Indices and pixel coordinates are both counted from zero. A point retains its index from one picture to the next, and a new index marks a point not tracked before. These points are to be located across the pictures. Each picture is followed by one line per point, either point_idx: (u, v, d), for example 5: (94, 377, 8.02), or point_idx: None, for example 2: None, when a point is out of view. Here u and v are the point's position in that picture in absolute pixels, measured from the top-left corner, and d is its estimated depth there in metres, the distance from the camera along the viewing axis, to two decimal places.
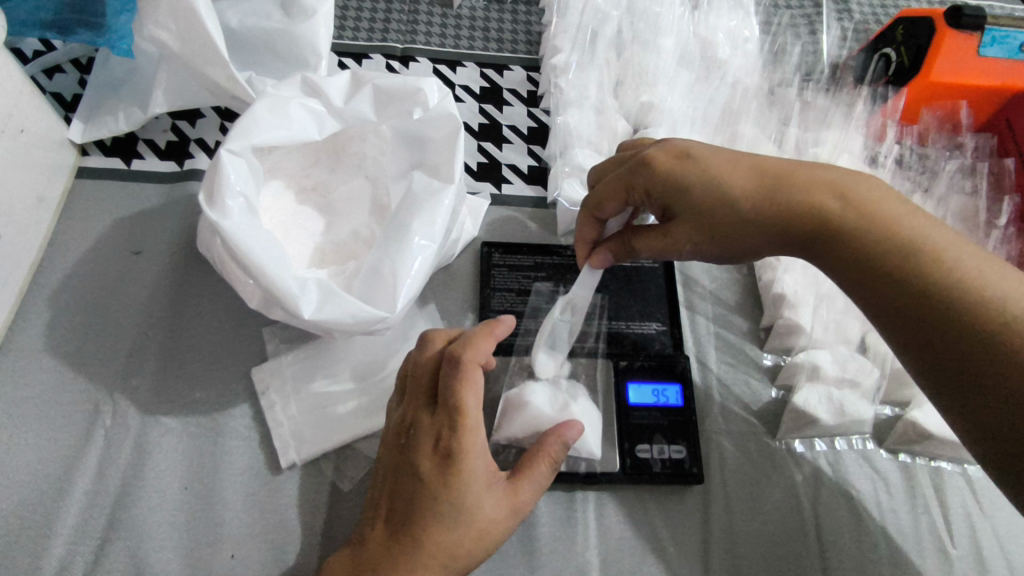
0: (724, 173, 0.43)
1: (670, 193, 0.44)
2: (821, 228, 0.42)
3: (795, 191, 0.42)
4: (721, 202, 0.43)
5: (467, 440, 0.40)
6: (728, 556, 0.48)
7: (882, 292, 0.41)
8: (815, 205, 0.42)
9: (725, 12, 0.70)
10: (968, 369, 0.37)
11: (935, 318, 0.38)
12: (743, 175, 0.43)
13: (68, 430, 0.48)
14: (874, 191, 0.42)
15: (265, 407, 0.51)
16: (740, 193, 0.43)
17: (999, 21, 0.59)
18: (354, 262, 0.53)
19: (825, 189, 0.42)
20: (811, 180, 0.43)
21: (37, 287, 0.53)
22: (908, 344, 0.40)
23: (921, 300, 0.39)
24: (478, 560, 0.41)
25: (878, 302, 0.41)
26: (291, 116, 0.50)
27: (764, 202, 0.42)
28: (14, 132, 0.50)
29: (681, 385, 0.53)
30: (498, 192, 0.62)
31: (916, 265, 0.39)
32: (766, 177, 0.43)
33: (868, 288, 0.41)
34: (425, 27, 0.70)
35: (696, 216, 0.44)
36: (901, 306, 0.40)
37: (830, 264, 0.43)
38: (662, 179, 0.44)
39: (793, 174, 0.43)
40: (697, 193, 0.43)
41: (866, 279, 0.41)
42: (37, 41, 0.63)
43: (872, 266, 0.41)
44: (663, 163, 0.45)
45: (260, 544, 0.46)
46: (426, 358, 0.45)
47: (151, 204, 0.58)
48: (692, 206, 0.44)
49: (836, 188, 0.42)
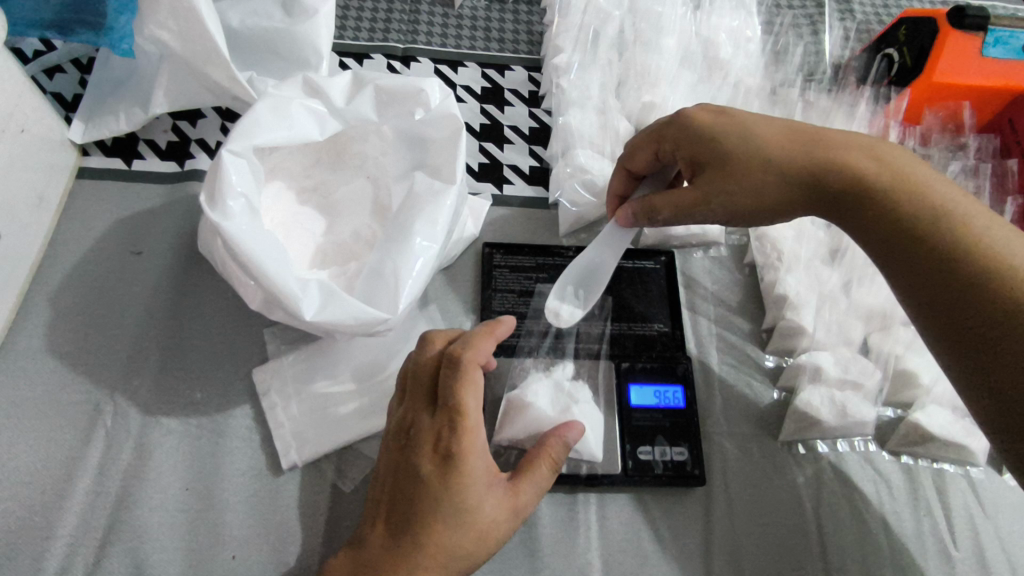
0: (760, 130, 0.44)
1: (703, 147, 0.45)
2: (851, 187, 0.43)
3: (826, 151, 0.43)
4: (754, 156, 0.43)
5: (467, 441, 0.40)
6: (730, 558, 0.48)
7: (904, 254, 0.41)
8: (846, 165, 0.43)
9: (727, 12, 0.70)
10: (987, 331, 0.38)
11: (955, 281, 0.39)
12: (778, 133, 0.44)
13: (68, 431, 0.48)
14: (902, 158, 0.43)
15: (266, 408, 0.50)
16: (773, 149, 0.44)
17: (1002, 21, 0.59)
18: (356, 263, 0.53)
19: (855, 151, 0.43)
20: (843, 143, 0.44)
21: (38, 287, 0.53)
22: (926, 307, 0.41)
23: (943, 262, 0.40)
24: (479, 560, 0.41)
25: (899, 264, 0.42)
26: (292, 116, 0.49)
27: (796, 160, 0.43)
28: (15, 132, 0.50)
29: (683, 386, 0.53)
30: (499, 192, 0.62)
31: (939, 227, 0.40)
32: (799, 136, 0.44)
33: (890, 251, 0.42)
34: (426, 27, 0.69)
35: (729, 169, 0.44)
36: (922, 267, 0.41)
37: (854, 226, 0.44)
38: (697, 132, 0.45)
39: (825, 136, 0.44)
40: (731, 145, 0.44)
41: (889, 240, 0.42)
42: (38, 41, 0.62)
43: (898, 227, 0.41)
44: (700, 117, 0.46)
45: (261, 545, 0.46)
46: (425, 359, 0.45)
47: (152, 204, 0.58)
48: (725, 159, 0.44)
49: (866, 152, 0.43)
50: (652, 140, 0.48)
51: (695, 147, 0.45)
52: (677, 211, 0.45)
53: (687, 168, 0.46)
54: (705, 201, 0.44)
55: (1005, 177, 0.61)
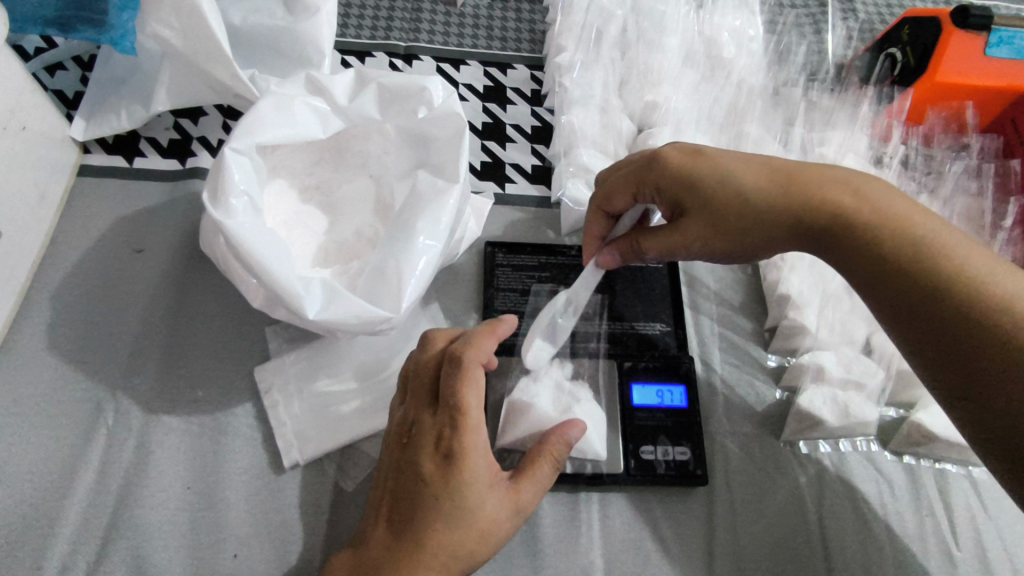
0: (735, 170, 0.44)
1: (679, 189, 0.45)
2: (832, 226, 0.42)
3: (804, 189, 0.43)
4: (730, 199, 0.44)
5: (468, 441, 0.40)
6: (733, 559, 0.48)
7: (891, 292, 0.40)
8: (825, 204, 0.42)
9: (730, 11, 0.70)
10: (976, 369, 0.37)
11: (943, 319, 0.38)
12: (752, 172, 0.44)
13: (69, 429, 0.48)
14: (885, 192, 0.42)
15: (268, 406, 0.50)
16: (749, 189, 0.43)
17: (1006, 21, 0.59)
18: (358, 262, 0.53)
19: (834, 187, 0.42)
20: (823, 179, 0.43)
21: (39, 285, 0.53)
22: (916, 345, 0.40)
23: (928, 300, 0.39)
24: (481, 560, 0.41)
25: (887, 303, 0.41)
26: (295, 114, 0.49)
27: (774, 200, 0.43)
28: (16, 129, 0.50)
29: (686, 385, 0.53)
30: (502, 191, 0.62)
31: (927, 265, 0.39)
32: (776, 175, 0.44)
33: (875, 289, 0.41)
34: (428, 25, 0.69)
35: (705, 212, 0.44)
36: (908, 304, 0.40)
37: (840, 263, 0.43)
38: (674, 176, 0.45)
39: (803, 173, 0.43)
40: (706, 189, 0.44)
41: (875, 278, 0.41)
42: (39, 38, 0.62)
43: (881, 266, 0.41)
44: (674, 159, 0.46)
45: (263, 544, 0.46)
46: (427, 357, 0.45)
47: (153, 202, 0.58)
48: (701, 202, 0.44)
49: (844, 186, 0.43)
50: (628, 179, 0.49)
51: (671, 189, 0.46)
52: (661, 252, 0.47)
53: (665, 209, 0.47)
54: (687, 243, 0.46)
55: (1008, 177, 0.61)
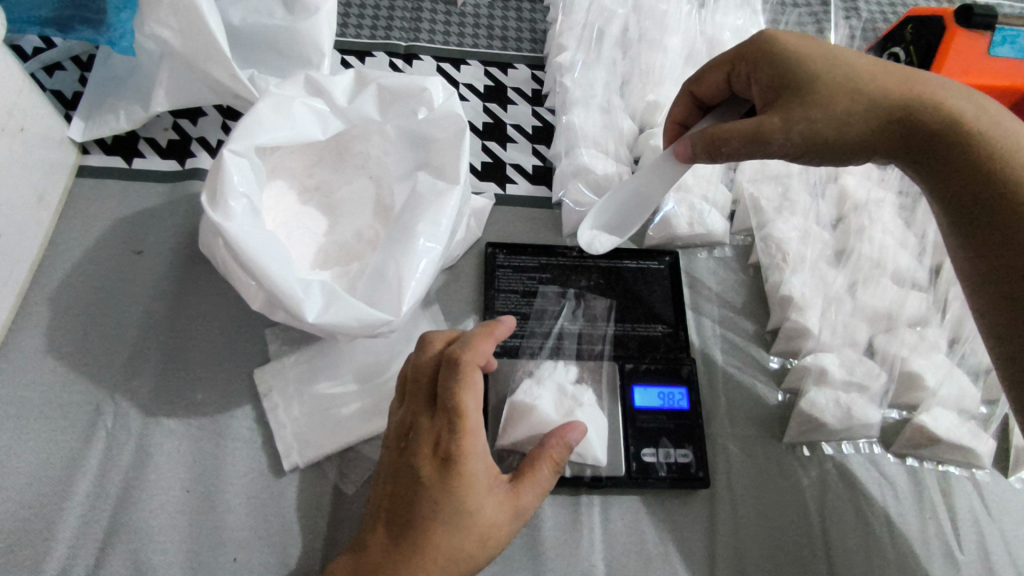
0: (846, 59, 0.45)
1: (786, 70, 0.45)
2: (935, 123, 0.43)
3: (912, 87, 0.44)
4: (838, 82, 0.44)
5: (467, 444, 0.40)
6: (735, 560, 0.48)
7: (972, 196, 0.42)
8: (930, 103, 0.43)
9: (732, 10, 0.70)
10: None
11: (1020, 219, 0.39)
12: (863, 62, 0.45)
13: (68, 432, 0.48)
14: (987, 106, 0.44)
15: (268, 408, 0.50)
16: (857, 76, 0.44)
17: (1011, 21, 0.59)
18: (358, 263, 0.53)
19: (940, 91, 0.44)
20: (930, 84, 0.44)
21: (38, 286, 0.53)
22: (982, 250, 0.41)
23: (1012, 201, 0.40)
24: (481, 563, 0.40)
25: (966, 206, 0.42)
26: (293, 116, 0.49)
27: (881, 92, 0.44)
28: (14, 130, 0.49)
29: (687, 387, 0.53)
30: (503, 192, 0.61)
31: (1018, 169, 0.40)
32: (885, 71, 0.45)
33: (959, 192, 0.42)
34: (429, 24, 0.69)
35: (811, 91, 0.44)
36: (991, 205, 0.41)
37: (926, 169, 0.44)
38: (782, 56, 0.46)
39: (912, 76, 0.45)
40: (814, 71, 0.45)
41: (958, 182, 0.42)
42: (37, 38, 0.62)
43: (971, 168, 0.42)
44: (788, 42, 0.46)
45: (263, 547, 0.46)
46: (425, 359, 0.44)
47: (152, 203, 0.57)
48: (807, 83, 0.44)
49: (945, 90, 0.44)
50: (728, 63, 0.49)
51: (777, 68, 0.46)
52: (746, 137, 0.44)
53: (763, 93, 0.47)
54: (784, 125, 0.44)
55: None
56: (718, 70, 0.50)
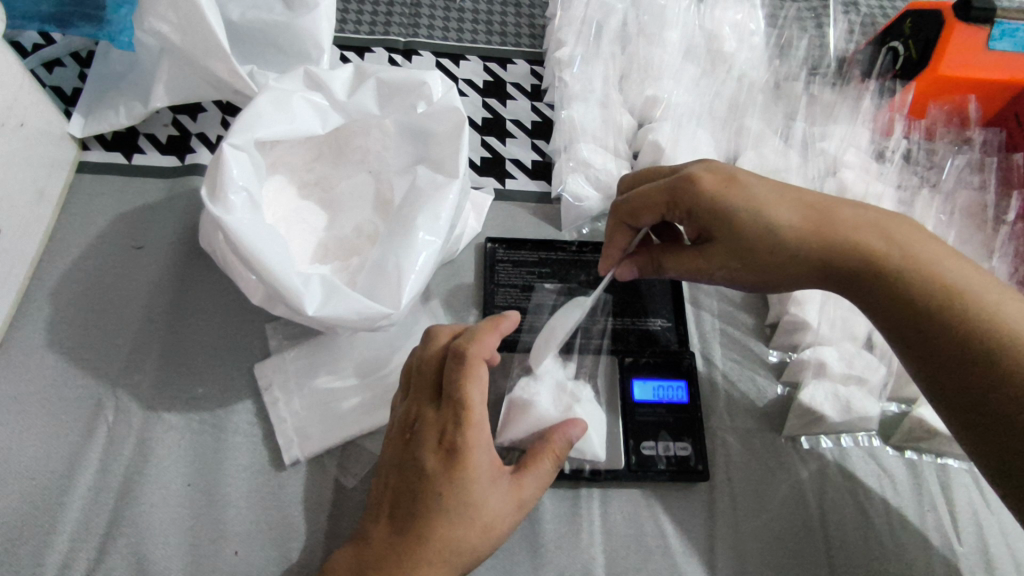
0: (770, 205, 0.43)
1: (710, 217, 0.44)
2: (862, 271, 0.42)
3: (840, 234, 0.42)
4: (760, 231, 0.43)
5: (471, 436, 0.40)
6: (734, 554, 0.48)
7: (916, 334, 0.40)
8: (854, 248, 0.42)
9: (731, 5, 0.70)
10: (998, 418, 0.36)
11: (968, 363, 0.38)
12: (790, 207, 0.43)
13: (70, 427, 0.48)
14: (915, 238, 0.42)
15: (269, 403, 0.50)
16: (784, 226, 0.43)
17: (1009, 14, 0.58)
18: (358, 258, 0.53)
19: (864, 232, 0.42)
20: (852, 222, 0.42)
21: (39, 282, 0.53)
22: (941, 388, 0.39)
23: (955, 343, 0.38)
24: (482, 556, 0.41)
25: (910, 342, 0.41)
26: (293, 110, 0.49)
27: (805, 239, 0.42)
28: (14, 126, 0.49)
29: (686, 381, 0.53)
30: (502, 187, 0.61)
31: (957, 308, 0.39)
32: (814, 216, 0.43)
33: (901, 329, 0.41)
34: (428, 20, 0.69)
35: (735, 242, 0.44)
36: (933, 345, 0.39)
37: (864, 303, 0.43)
38: (707, 204, 0.44)
39: (833, 215, 0.43)
40: (741, 223, 0.43)
41: (900, 320, 0.41)
42: (37, 34, 0.62)
43: (909, 309, 0.40)
44: (707, 185, 0.44)
45: (264, 541, 0.46)
46: (430, 353, 0.44)
47: (153, 199, 0.57)
48: (732, 231, 0.43)
49: (873, 230, 0.42)
50: (662, 203, 0.46)
51: (699, 215, 0.44)
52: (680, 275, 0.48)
53: (694, 233, 0.46)
54: (709, 267, 0.46)
55: (1011, 171, 0.60)
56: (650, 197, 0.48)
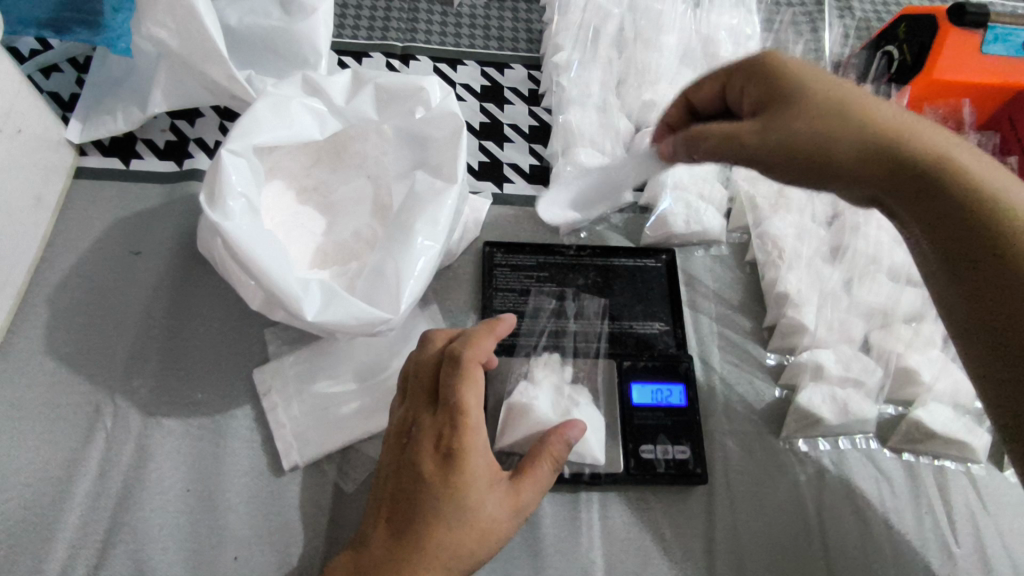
0: (837, 84, 0.42)
1: (776, 84, 0.42)
2: (922, 161, 0.38)
3: (900, 126, 0.40)
4: (829, 104, 0.41)
5: (468, 440, 0.40)
6: (733, 557, 0.48)
7: (960, 239, 0.37)
8: (919, 138, 0.39)
9: (726, 9, 0.70)
10: None
11: (1012, 264, 0.35)
12: (856, 93, 0.41)
13: (69, 432, 0.48)
14: (978, 154, 0.40)
15: (268, 408, 0.50)
16: (845, 102, 0.41)
17: (1002, 19, 0.58)
18: (356, 263, 0.53)
19: (925, 132, 0.40)
20: (914, 123, 0.40)
21: (37, 287, 0.53)
22: (974, 296, 0.37)
23: (1003, 251, 0.36)
24: (482, 560, 0.41)
25: (956, 246, 0.37)
26: (292, 116, 0.49)
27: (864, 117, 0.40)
28: (12, 132, 0.50)
29: (684, 384, 0.53)
30: (500, 191, 0.62)
31: (1013, 219, 0.36)
32: (878, 106, 0.41)
33: (938, 229, 0.38)
34: (425, 25, 0.69)
35: (792, 107, 0.41)
36: (979, 247, 0.36)
37: (915, 211, 0.39)
38: (774, 68, 0.43)
39: (900, 112, 0.41)
40: (805, 90, 0.41)
41: (950, 227, 0.38)
42: (34, 40, 0.62)
43: (955, 206, 0.37)
44: (782, 57, 0.43)
45: (264, 546, 0.46)
46: (426, 357, 0.45)
47: (151, 204, 0.57)
48: (792, 99, 0.41)
49: (937, 134, 0.40)
50: (725, 75, 0.46)
51: (767, 82, 0.43)
52: (721, 139, 0.43)
53: (750, 108, 0.44)
54: (757, 134, 0.42)
55: None
56: (713, 81, 0.47)
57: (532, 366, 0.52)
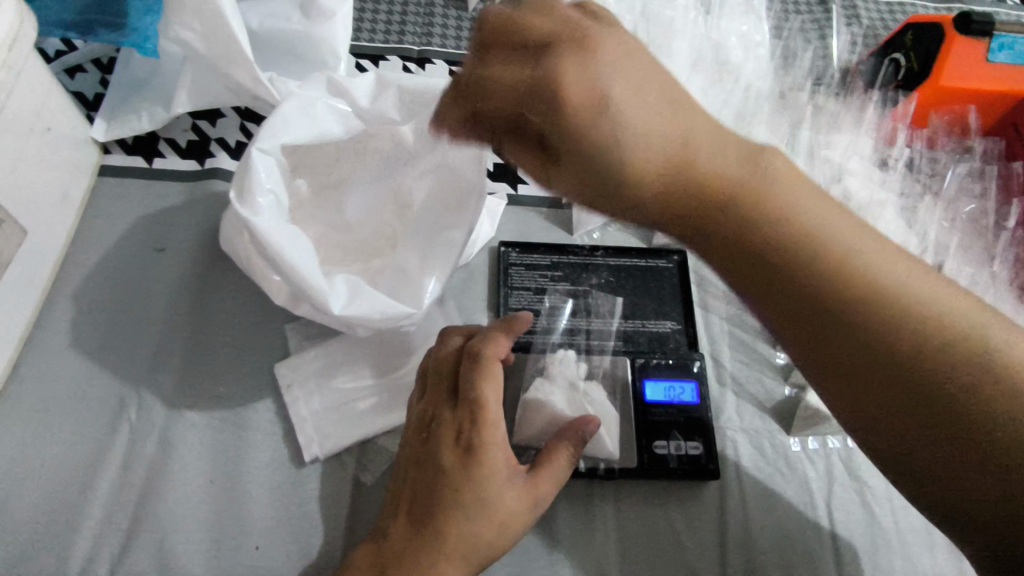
0: (605, 57, 0.33)
1: (516, 52, 0.35)
2: (770, 210, 0.34)
3: (682, 137, 0.34)
4: (592, 87, 0.33)
5: (488, 434, 0.41)
6: (745, 552, 0.49)
7: (805, 294, 0.34)
8: (731, 158, 0.34)
9: (737, 16, 0.71)
10: (911, 386, 0.32)
11: (880, 336, 0.33)
12: (640, 73, 0.34)
13: (94, 424, 0.49)
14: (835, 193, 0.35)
15: (289, 402, 0.51)
16: (619, 88, 0.33)
17: (1006, 27, 0.60)
18: (378, 260, 0.55)
19: (709, 147, 0.34)
20: (701, 132, 0.35)
21: (62, 283, 0.54)
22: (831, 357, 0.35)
23: (862, 320, 0.33)
24: (500, 551, 0.42)
25: (804, 310, 0.35)
26: (317, 117, 0.50)
27: (657, 115, 0.34)
28: (42, 130, 0.51)
29: (697, 382, 0.54)
30: (514, 192, 0.63)
31: (882, 295, 0.33)
32: (648, 95, 0.34)
33: (796, 292, 0.35)
34: (441, 29, 0.71)
35: (539, 82, 0.34)
36: (836, 322, 0.34)
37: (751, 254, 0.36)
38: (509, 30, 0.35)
39: (677, 109, 0.35)
40: (569, 59, 0.33)
41: (795, 282, 0.34)
42: (59, 41, 0.63)
43: (816, 273, 0.34)
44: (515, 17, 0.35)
45: (285, 537, 0.47)
46: (446, 352, 0.46)
47: (173, 202, 0.59)
48: (548, 69, 0.33)
49: (718, 151, 0.35)
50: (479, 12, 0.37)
51: (518, 38, 0.35)
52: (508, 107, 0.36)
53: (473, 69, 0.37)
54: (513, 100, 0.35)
55: (1012, 178, 0.62)
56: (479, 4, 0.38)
57: (547, 363, 0.53)
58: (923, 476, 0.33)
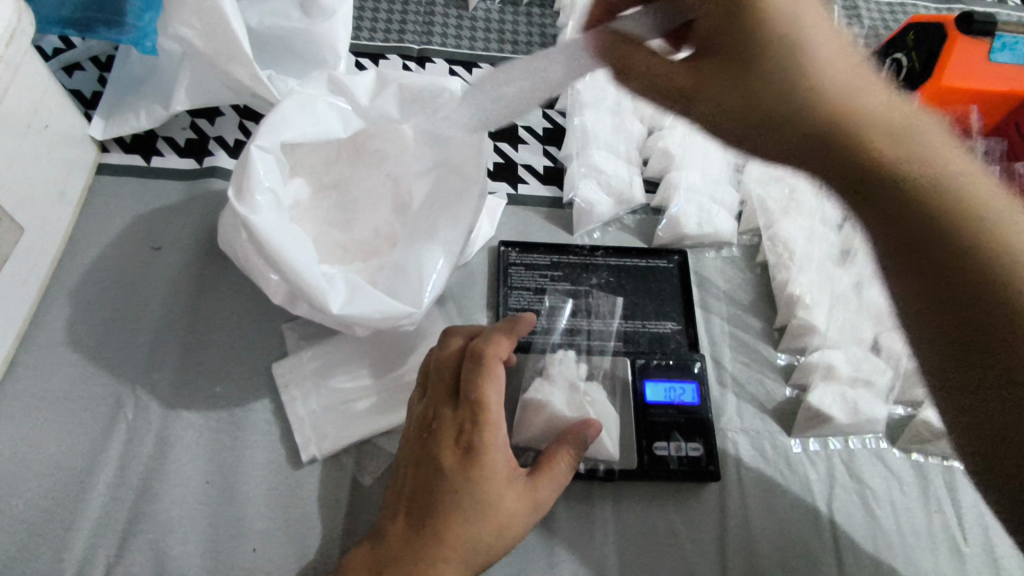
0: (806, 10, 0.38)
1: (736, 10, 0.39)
2: (861, 134, 0.37)
3: (839, 79, 0.38)
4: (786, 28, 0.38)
5: (489, 435, 0.41)
6: (745, 554, 0.49)
7: (878, 204, 0.37)
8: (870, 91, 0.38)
9: None
10: (966, 288, 0.34)
11: (939, 238, 0.35)
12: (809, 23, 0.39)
13: (90, 424, 0.49)
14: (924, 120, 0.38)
15: (287, 402, 0.51)
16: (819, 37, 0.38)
17: (1010, 28, 0.60)
18: (376, 259, 0.54)
19: (853, 86, 0.38)
20: (846, 75, 0.38)
21: (59, 281, 0.54)
22: (903, 266, 0.37)
23: (929, 226, 0.35)
24: (499, 554, 0.41)
25: (887, 221, 0.37)
26: (317, 114, 0.50)
27: (836, 65, 0.38)
28: (40, 128, 0.51)
29: (697, 383, 0.54)
30: (514, 192, 0.62)
31: (932, 191, 0.36)
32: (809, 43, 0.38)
33: (881, 205, 0.37)
34: (441, 28, 0.70)
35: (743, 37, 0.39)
36: (913, 228, 0.36)
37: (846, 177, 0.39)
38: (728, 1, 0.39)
39: (839, 58, 0.39)
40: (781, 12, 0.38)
41: (876, 199, 0.37)
42: (57, 39, 0.63)
43: (895, 186, 0.36)
44: None
45: (283, 537, 0.47)
46: (448, 352, 0.46)
47: (171, 201, 0.58)
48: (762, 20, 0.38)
49: (873, 88, 0.38)
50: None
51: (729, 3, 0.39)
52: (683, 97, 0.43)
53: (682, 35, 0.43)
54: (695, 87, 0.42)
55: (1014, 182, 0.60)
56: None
57: (547, 363, 0.53)
58: (970, 394, 0.35)
